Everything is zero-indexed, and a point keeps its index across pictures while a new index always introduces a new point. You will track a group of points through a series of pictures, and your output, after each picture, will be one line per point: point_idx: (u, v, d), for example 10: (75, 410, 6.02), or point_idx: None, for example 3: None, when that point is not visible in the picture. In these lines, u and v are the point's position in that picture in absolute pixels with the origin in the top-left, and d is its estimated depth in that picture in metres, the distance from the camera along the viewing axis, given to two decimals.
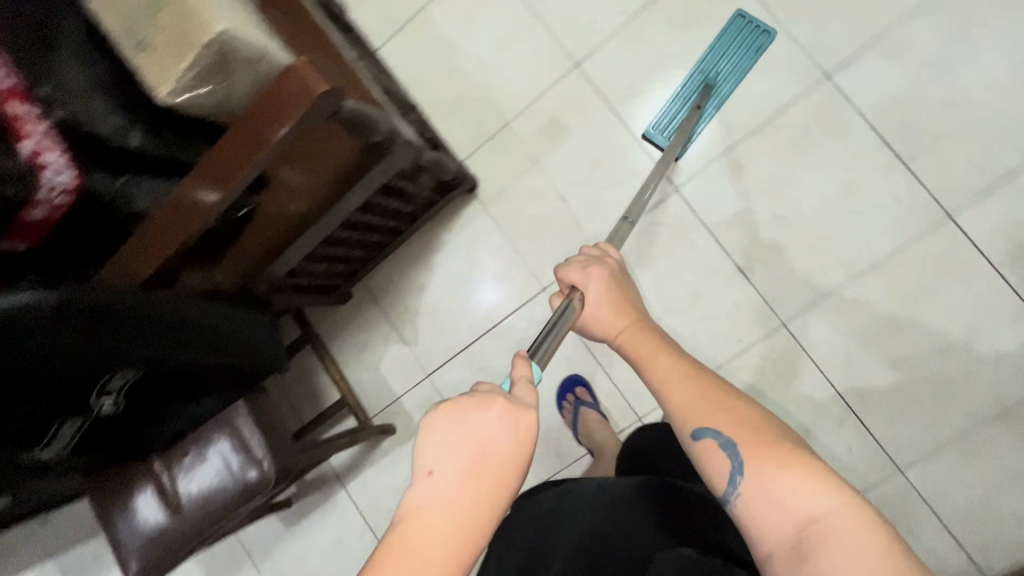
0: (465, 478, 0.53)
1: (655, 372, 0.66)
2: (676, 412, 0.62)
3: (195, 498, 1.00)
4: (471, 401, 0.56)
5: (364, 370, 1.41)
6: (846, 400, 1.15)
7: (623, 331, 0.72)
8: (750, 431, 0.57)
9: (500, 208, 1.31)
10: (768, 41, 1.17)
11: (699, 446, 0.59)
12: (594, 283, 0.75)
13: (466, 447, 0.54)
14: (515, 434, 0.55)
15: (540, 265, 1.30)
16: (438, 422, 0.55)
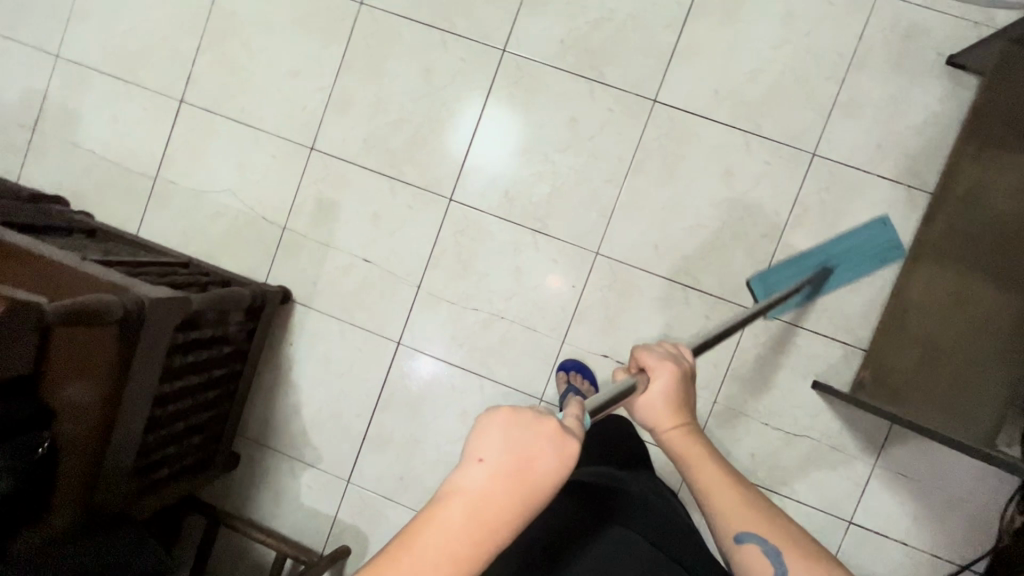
0: (506, 485, 0.52)
1: (701, 473, 0.75)
2: (721, 512, 0.72)
3: None
4: (535, 416, 0.54)
5: (281, 509, 1.37)
6: (679, 282, 1.26)
7: (674, 427, 0.77)
8: (794, 546, 0.68)
9: (321, 300, 1.35)
10: (897, 254, 1.20)
11: (741, 547, 0.70)
12: (662, 378, 0.77)
13: (517, 448, 0.53)
14: (561, 455, 0.53)
15: (383, 326, 1.33)
16: (498, 416, 0.54)
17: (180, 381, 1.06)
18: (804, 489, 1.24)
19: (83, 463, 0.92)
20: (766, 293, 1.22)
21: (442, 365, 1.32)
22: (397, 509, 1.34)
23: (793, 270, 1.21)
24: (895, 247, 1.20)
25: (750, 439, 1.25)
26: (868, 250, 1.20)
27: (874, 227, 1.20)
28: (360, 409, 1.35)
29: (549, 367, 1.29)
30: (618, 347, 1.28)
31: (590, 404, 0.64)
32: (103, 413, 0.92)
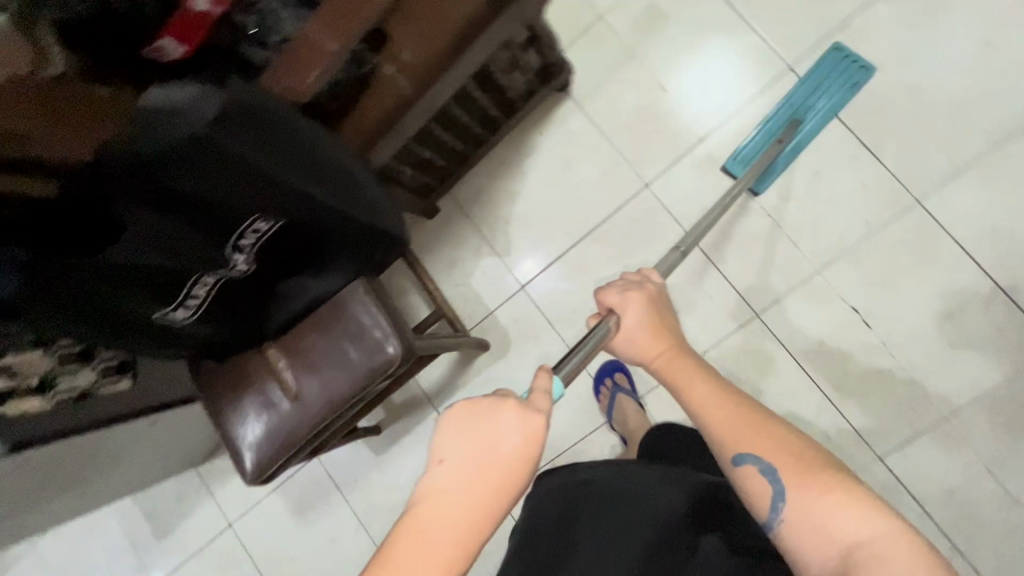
0: (473, 477, 0.55)
1: (695, 398, 0.65)
2: (717, 436, 0.62)
3: (316, 375, 0.96)
4: (493, 402, 0.58)
5: (450, 277, 1.36)
6: (990, 281, 1.07)
7: (660, 354, 0.70)
8: (791, 459, 0.59)
9: (596, 106, 1.26)
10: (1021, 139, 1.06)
11: (739, 470, 0.60)
12: (632, 309, 0.72)
13: (472, 441, 0.57)
14: (524, 435, 0.57)
15: (640, 161, 1.24)
16: (454, 415, 0.58)
17: (475, 86, 1.02)
18: (987, 558, 1.07)
19: (383, 111, 0.90)
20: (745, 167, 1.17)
21: (675, 229, 1.22)
22: (553, 337, 1.30)
23: (761, 134, 1.16)
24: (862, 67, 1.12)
25: (959, 478, 1.08)
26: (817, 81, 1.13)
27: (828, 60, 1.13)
28: (572, 228, 1.28)
29: (785, 289, 1.16)
30: (874, 307, 1.12)
31: (561, 370, 0.65)
32: (412, 83, 0.89)
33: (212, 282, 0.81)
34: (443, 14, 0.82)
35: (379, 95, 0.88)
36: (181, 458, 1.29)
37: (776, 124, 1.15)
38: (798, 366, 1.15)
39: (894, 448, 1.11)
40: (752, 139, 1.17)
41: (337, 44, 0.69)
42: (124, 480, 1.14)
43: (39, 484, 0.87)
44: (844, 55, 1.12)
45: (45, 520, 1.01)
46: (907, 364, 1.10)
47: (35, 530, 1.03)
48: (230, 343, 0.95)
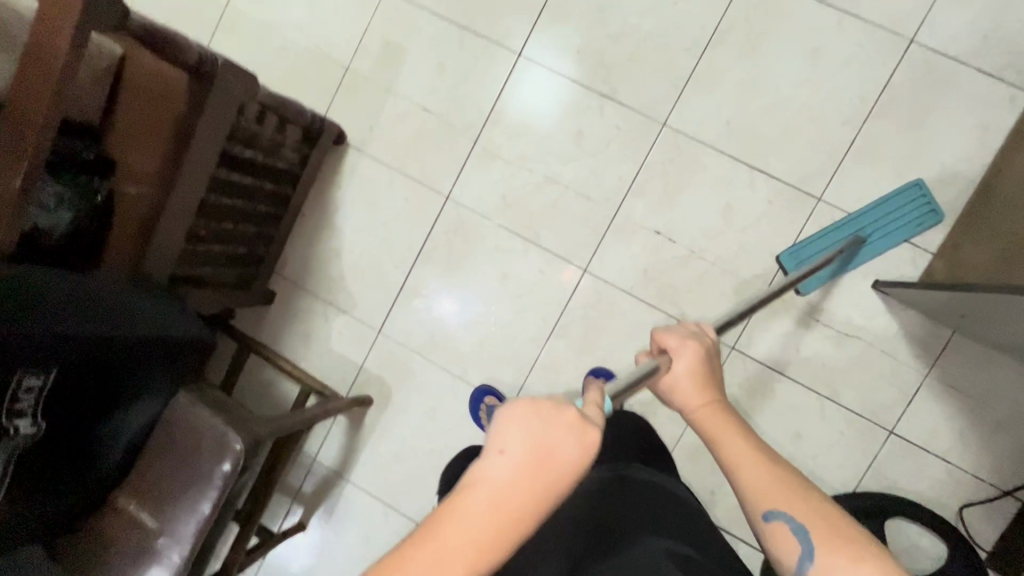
0: (527, 485, 0.47)
1: (731, 452, 0.65)
2: (748, 489, 0.62)
3: (170, 504, 0.92)
4: (552, 402, 0.49)
5: (311, 349, 1.37)
6: (746, 165, 1.21)
7: (703, 404, 0.69)
8: (826, 523, 0.57)
9: (377, 146, 1.33)
10: (932, 220, 1.15)
11: (769, 527, 0.60)
12: (685, 359, 0.70)
13: (538, 436, 0.48)
14: (585, 450, 0.48)
15: (433, 178, 1.32)
16: (520, 408, 0.49)
17: (229, 172, 1.05)
18: (846, 392, 1.19)
19: (135, 225, 0.92)
20: (794, 262, 1.18)
21: (487, 224, 1.30)
22: (425, 364, 1.33)
23: (816, 238, 1.18)
24: (931, 211, 1.14)
25: (799, 336, 1.20)
26: (895, 214, 1.15)
27: (909, 193, 1.15)
28: (400, 260, 1.33)
29: (597, 239, 1.26)
30: (671, 223, 1.23)
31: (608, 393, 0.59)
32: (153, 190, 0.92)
33: (5, 460, 0.77)
34: (153, 121, 0.87)
35: (123, 213, 0.90)
36: None
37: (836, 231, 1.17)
38: (636, 299, 1.25)
39: (740, 334, 1.22)
40: (808, 239, 1.19)
41: (19, 180, 0.72)
42: None
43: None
44: (921, 193, 1.14)
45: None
46: (717, 260, 1.22)
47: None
48: (68, 512, 0.90)
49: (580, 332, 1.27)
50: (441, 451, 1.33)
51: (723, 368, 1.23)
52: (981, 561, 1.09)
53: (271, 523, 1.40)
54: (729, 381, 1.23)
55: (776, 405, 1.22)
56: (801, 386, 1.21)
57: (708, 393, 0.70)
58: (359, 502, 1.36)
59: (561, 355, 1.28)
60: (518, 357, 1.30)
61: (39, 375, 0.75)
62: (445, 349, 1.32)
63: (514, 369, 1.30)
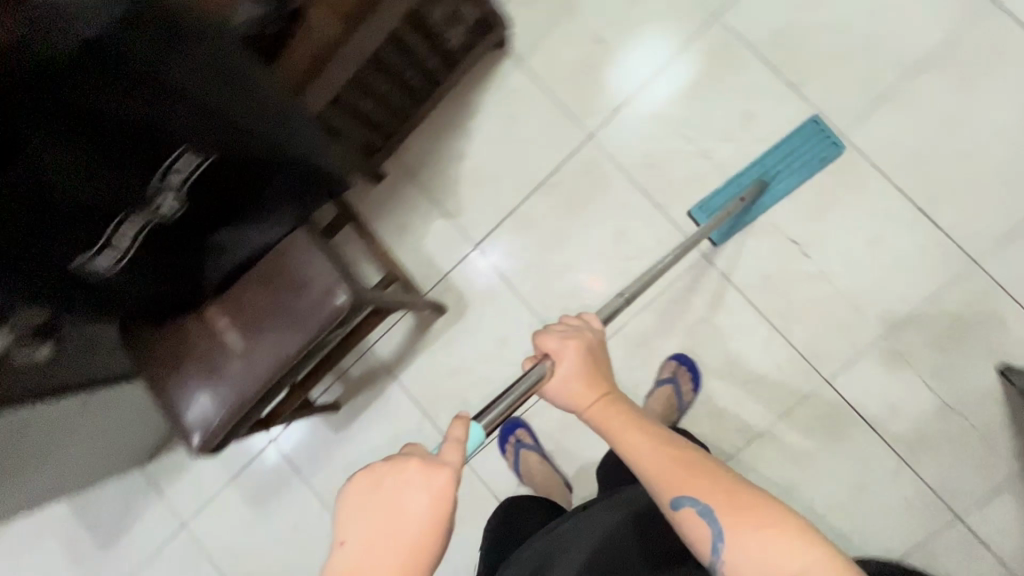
0: (384, 548, 0.52)
1: (634, 446, 0.64)
2: (656, 480, 0.61)
3: (261, 333, 0.92)
4: (388, 469, 0.55)
5: (401, 243, 1.34)
6: (912, 204, 1.14)
7: (592, 402, 0.68)
8: (725, 497, 0.58)
9: (535, 63, 1.28)
10: (834, 153, 1.16)
11: (680, 513, 0.59)
12: (571, 360, 0.70)
13: (375, 511, 0.54)
14: (431, 497, 0.54)
15: (582, 114, 1.26)
16: (359, 482, 0.55)
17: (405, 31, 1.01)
18: (926, 464, 1.14)
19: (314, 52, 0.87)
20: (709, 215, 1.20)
21: (620, 177, 1.25)
22: (508, 294, 1.30)
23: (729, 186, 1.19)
24: (836, 144, 1.15)
25: (898, 393, 1.15)
26: (791, 155, 1.16)
27: (803, 131, 1.16)
28: (520, 184, 1.29)
29: (728, 227, 1.20)
30: (809, 237, 1.17)
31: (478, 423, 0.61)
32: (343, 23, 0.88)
33: (140, 226, 0.76)
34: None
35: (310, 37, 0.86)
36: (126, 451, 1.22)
37: (745, 178, 1.18)
38: (745, 300, 1.20)
39: (839, 371, 1.16)
40: (720, 189, 1.20)
41: None
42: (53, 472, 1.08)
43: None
44: (819, 128, 1.15)
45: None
46: (843, 290, 1.16)
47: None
48: (162, 305, 0.90)
49: (675, 315, 1.23)
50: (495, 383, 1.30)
51: (808, 398, 1.18)
52: None
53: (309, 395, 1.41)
54: (809, 413, 1.18)
55: (848, 453, 1.16)
56: (882, 444, 1.15)
57: (595, 389, 0.69)
58: (399, 402, 1.36)
59: (649, 330, 1.24)
60: (604, 317, 1.26)
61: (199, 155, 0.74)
62: (534, 286, 1.29)
63: None
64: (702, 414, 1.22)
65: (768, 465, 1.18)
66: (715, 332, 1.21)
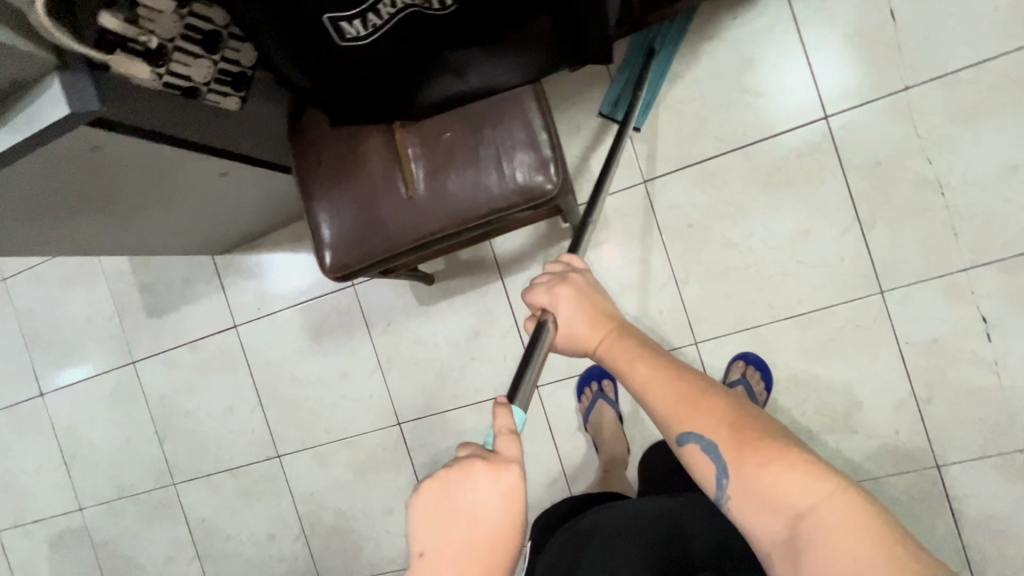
0: (458, 543, 0.52)
1: (639, 385, 0.63)
2: (662, 417, 0.61)
3: (446, 179, 0.82)
4: (456, 472, 0.53)
5: (569, 144, 1.21)
6: None
7: (599, 341, 0.68)
8: (731, 431, 0.57)
9: (805, 10, 1.10)
10: None
11: (686, 452, 0.59)
12: (563, 299, 0.70)
13: (446, 525, 0.52)
14: (506, 496, 0.53)
15: (827, 89, 1.10)
16: (429, 492, 0.54)
17: None
18: None
19: None
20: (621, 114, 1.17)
21: (834, 175, 1.11)
22: (656, 244, 1.20)
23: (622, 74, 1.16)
24: None
25: (1005, 507, 1.08)
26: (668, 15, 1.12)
27: None
28: (724, 135, 1.15)
29: (923, 275, 1.08)
30: (1003, 321, 1.06)
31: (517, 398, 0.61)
32: None
33: (401, 6, 0.64)
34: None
35: None
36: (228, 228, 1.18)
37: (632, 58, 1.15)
38: (899, 355, 1.11)
39: (958, 462, 1.10)
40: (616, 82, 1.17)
41: None
42: (170, 224, 1.04)
43: (81, 180, 0.73)
44: None
45: (51, 228, 0.85)
46: (1006, 387, 1.07)
47: (23, 238, 0.84)
48: (360, 104, 0.78)
49: (819, 338, 1.14)
50: None
51: (911, 473, 1.12)
52: None
53: None
54: (904, 488, 1.12)
55: (922, 541, 1.12)
56: (963, 548, 1.10)
57: (593, 320, 0.69)
58: (495, 303, 1.29)
59: (784, 340, 1.15)
60: (744, 309, 1.17)
61: None
62: (686, 247, 1.18)
63: (730, 317, 1.17)
64: (796, 443, 1.16)
65: None
66: (850, 371, 1.13)
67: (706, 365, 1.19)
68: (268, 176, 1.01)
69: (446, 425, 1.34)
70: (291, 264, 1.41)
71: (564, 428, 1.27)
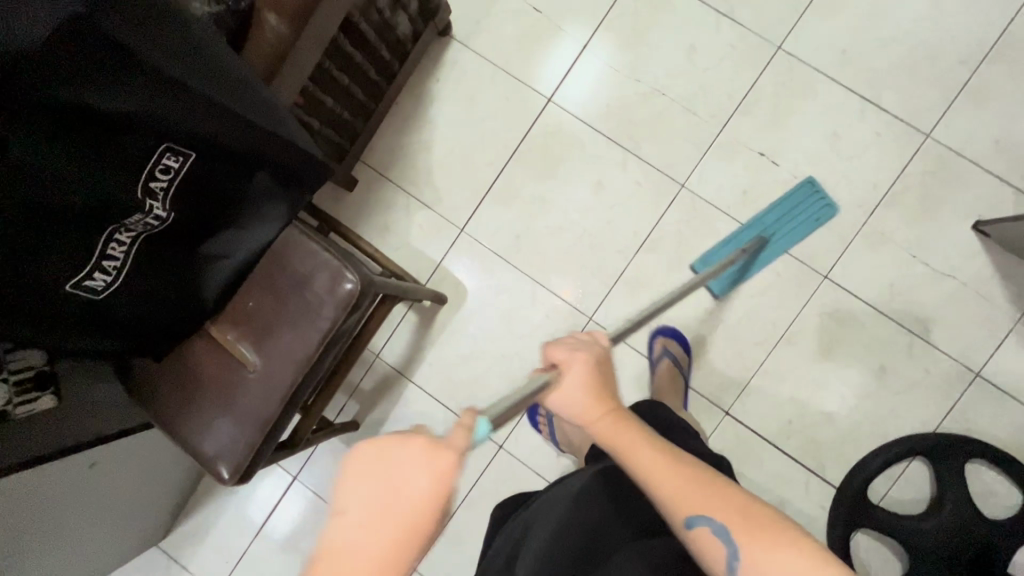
0: (371, 519, 0.43)
1: (642, 468, 0.59)
2: (667, 500, 0.58)
3: (274, 337, 0.88)
4: (393, 445, 0.45)
5: (388, 241, 1.33)
6: (856, 98, 1.21)
7: (599, 419, 0.62)
8: (744, 519, 0.56)
9: (481, 42, 1.31)
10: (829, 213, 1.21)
11: (692, 535, 0.56)
12: (574, 374, 0.63)
13: (377, 496, 0.44)
14: (433, 480, 0.44)
15: (536, 80, 1.30)
16: (353, 461, 0.45)
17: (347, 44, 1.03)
18: (936, 331, 1.18)
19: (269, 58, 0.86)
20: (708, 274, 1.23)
21: (587, 131, 1.28)
22: (505, 267, 1.30)
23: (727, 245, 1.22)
24: (829, 206, 1.20)
25: (893, 270, 1.20)
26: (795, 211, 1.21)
27: (801, 190, 1.21)
28: (494, 158, 1.30)
29: (698, 155, 1.25)
30: (776, 146, 1.23)
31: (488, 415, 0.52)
32: (289, 25, 0.86)
33: (130, 238, 0.75)
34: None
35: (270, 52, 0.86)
36: (138, 510, 1.16)
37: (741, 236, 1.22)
38: (732, 220, 1.24)
39: (834, 263, 1.21)
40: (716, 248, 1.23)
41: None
42: (76, 543, 1.01)
43: None
44: (814, 191, 1.20)
45: None
46: (818, 187, 1.22)
47: None
48: (163, 328, 0.85)
49: (670, 249, 1.26)
50: (513, 357, 1.29)
51: (812, 297, 1.22)
52: None
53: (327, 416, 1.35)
54: (819, 310, 1.21)
55: (863, 339, 1.20)
56: (893, 322, 1.19)
57: (596, 398, 0.62)
58: (420, 403, 1.32)
59: (648, 269, 1.26)
60: (603, 268, 1.27)
61: (182, 157, 0.73)
62: (529, 253, 1.29)
63: (600, 280, 1.27)
64: (720, 337, 1.24)
65: (791, 370, 1.22)
66: (710, 255, 1.24)
67: (611, 330, 1.27)
68: (136, 439, 1.03)
69: (454, 537, 1.31)
70: (234, 499, 1.39)
71: (547, 463, 1.28)
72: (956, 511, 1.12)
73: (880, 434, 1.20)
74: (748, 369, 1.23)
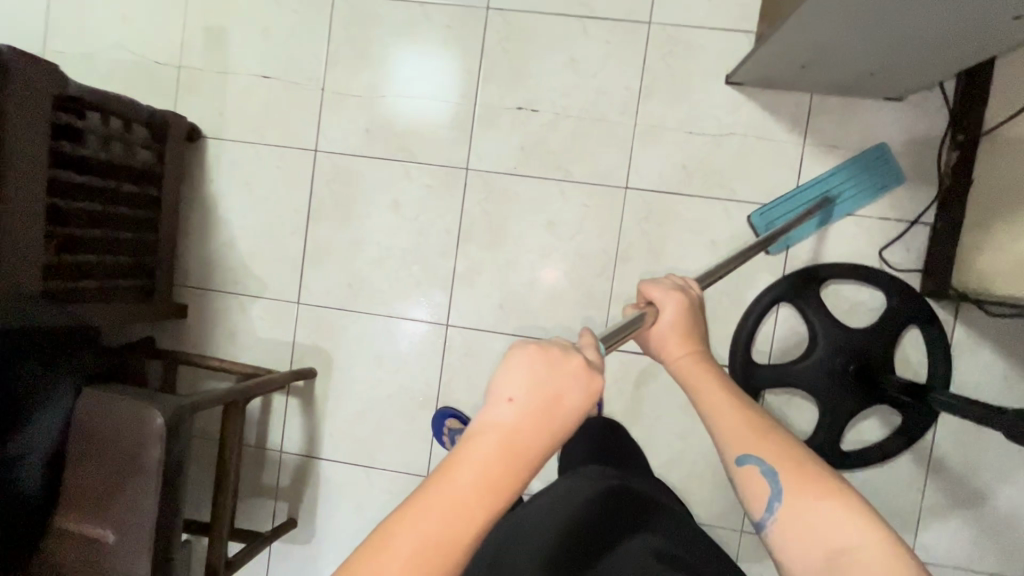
0: (536, 406, 0.49)
1: (705, 399, 0.64)
2: (723, 433, 0.61)
3: (115, 500, 0.89)
4: (553, 345, 0.51)
5: (240, 344, 1.34)
6: (575, 19, 1.24)
7: (682, 357, 0.69)
8: (797, 469, 0.56)
9: (232, 130, 1.33)
10: (893, 182, 1.19)
11: (740, 470, 0.59)
12: (671, 311, 0.71)
13: (544, 384, 0.49)
14: (589, 390, 0.50)
15: (297, 138, 1.32)
16: (528, 351, 0.50)
17: (72, 200, 1.05)
18: (741, 188, 1.22)
19: None
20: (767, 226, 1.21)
21: (361, 163, 1.30)
22: (351, 317, 1.32)
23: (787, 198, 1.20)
24: (894, 174, 1.18)
25: (679, 154, 1.23)
26: (857, 175, 1.19)
27: (869, 154, 1.18)
28: (295, 227, 1.32)
29: (466, 136, 1.28)
30: (527, 94, 1.26)
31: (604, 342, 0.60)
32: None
33: None
34: None
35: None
36: None
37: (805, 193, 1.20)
38: (522, 178, 1.27)
39: (627, 173, 1.25)
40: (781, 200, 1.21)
41: None
42: None
43: None
44: (879, 155, 1.18)
45: None
46: (582, 113, 1.25)
47: None
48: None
49: (485, 229, 1.28)
50: (400, 392, 1.31)
51: (624, 211, 1.25)
52: (903, 289, 1.14)
53: (263, 525, 1.36)
54: (635, 220, 1.25)
55: (684, 225, 1.24)
56: (702, 198, 1.23)
57: (684, 344, 0.70)
58: (338, 475, 1.33)
59: (476, 257, 1.29)
60: (436, 275, 1.30)
61: None
62: (367, 294, 1.32)
63: (439, 286, 1.30)
64: (564, 286, 1.27)
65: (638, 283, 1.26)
66: (521, 217, 1.27)
67: (469, 326, 1.29)
68: None
69: None
70: None
71: None
72: (828, 339, 1.16)
73: (742, 301, 1.24)
74: (601, 301, 1.26)
